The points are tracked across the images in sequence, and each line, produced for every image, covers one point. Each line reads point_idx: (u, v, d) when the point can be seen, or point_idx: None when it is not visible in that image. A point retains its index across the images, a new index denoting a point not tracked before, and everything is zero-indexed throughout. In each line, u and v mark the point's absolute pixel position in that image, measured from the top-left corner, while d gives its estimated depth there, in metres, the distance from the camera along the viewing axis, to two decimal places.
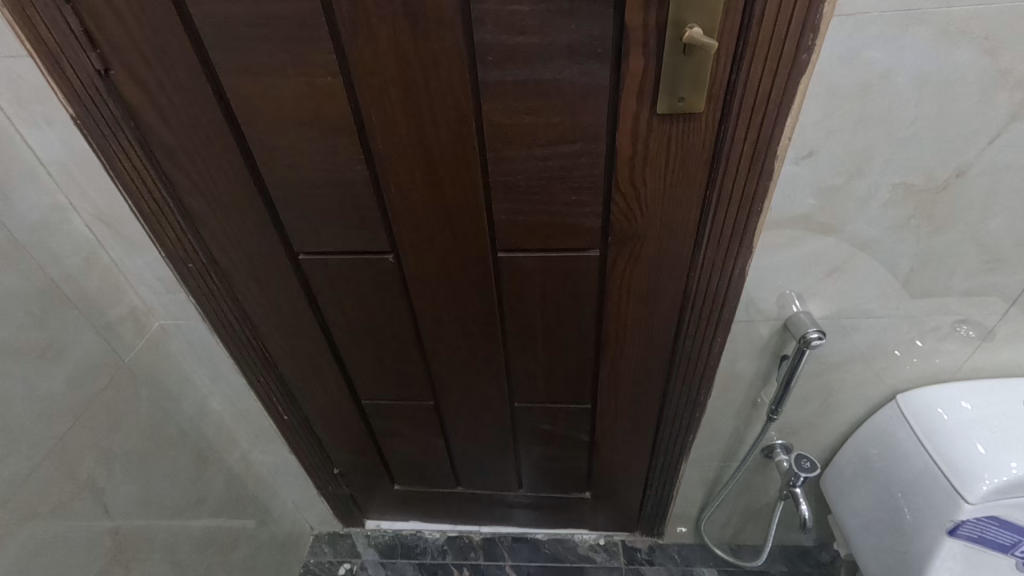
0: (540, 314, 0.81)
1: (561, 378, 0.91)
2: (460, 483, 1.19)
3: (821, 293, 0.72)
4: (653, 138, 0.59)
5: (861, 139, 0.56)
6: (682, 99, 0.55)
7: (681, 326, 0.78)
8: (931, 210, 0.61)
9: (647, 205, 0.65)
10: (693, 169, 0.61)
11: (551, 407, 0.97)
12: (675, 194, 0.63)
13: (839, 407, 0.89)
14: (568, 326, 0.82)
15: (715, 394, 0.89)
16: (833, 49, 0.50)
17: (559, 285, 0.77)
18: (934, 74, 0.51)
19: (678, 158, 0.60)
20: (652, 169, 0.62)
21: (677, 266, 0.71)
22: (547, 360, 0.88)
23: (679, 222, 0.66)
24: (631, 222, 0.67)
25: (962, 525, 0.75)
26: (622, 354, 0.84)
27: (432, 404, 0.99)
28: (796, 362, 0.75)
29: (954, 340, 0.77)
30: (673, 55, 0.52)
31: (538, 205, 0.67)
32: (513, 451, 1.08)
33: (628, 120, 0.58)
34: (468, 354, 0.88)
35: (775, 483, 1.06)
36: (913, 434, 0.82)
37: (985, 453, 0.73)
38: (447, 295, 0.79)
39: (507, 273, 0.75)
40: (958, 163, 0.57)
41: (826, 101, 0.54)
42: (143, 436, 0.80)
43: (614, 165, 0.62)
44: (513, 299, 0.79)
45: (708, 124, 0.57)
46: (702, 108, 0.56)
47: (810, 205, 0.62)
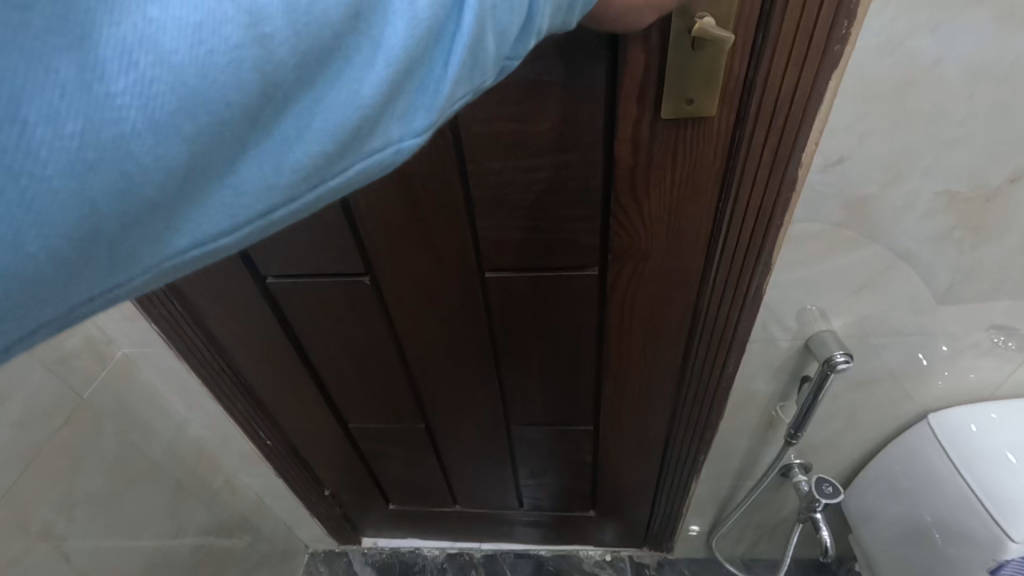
0: (536, 335, 0.74)
1: (562, 399, 0.84)
2: (458, 502, 1.14)
3: (846, 310, 0.65)
4: (657, 146, 0.51)
5: (901, 142, 0.48)
6: (690, 101, 0.47)
7: (691, 346, 0.72)
8: (978, 219, 0.53)
9: (652, 220, 0.58)
10: (704, 180, 0.54)
11: (550, 428, 0.90)
12: (684, 208, 0.56)
13: (863, 426, 0.82)
14: (566, 348, 0.75)
15: (727, 414, 0.82)
16: (870, 38, 0.42)
17: (555, 305, 0.70)
18: (992, 66, 0.43)
19: (686, 168, 0.53)
20: (657, 180, 0.54)
21: (686, 284, 0.64)
22: (545, 381, 0.81)
23: (688, 238, 0.59)
24: (633, 238, 0.60)
25: (1007, 564, 0.67)
26: (627, 375, 0.78)
27: (423, 426, 0.93)
28: (819, 387, 0.67)
29: (994, 356, 0.70)
30: (679, 52, 0.44)
31: (528, 222, 0.60)
32: (512, 471, 1.02)
33: (627, 127, 0.50)
34: (459, 376, 0.81)
35: (792, 501, 1.00)
36: (947, 461, 0.74)
37: (1016, 462, 0.70)
38: (432, 317, 0.72)
39: (496, 294, 0.69)
40: (1014, 166, 0.49)
41: (860, 101, 0.46)
42: (109, 474, 0.74)
43: (612, 177, 0.54)
44: (506, 319, 0.72)
45: (720, 129, 0.49)
46: (713, 111, 0.48)
47: (838, 217, 0.55)
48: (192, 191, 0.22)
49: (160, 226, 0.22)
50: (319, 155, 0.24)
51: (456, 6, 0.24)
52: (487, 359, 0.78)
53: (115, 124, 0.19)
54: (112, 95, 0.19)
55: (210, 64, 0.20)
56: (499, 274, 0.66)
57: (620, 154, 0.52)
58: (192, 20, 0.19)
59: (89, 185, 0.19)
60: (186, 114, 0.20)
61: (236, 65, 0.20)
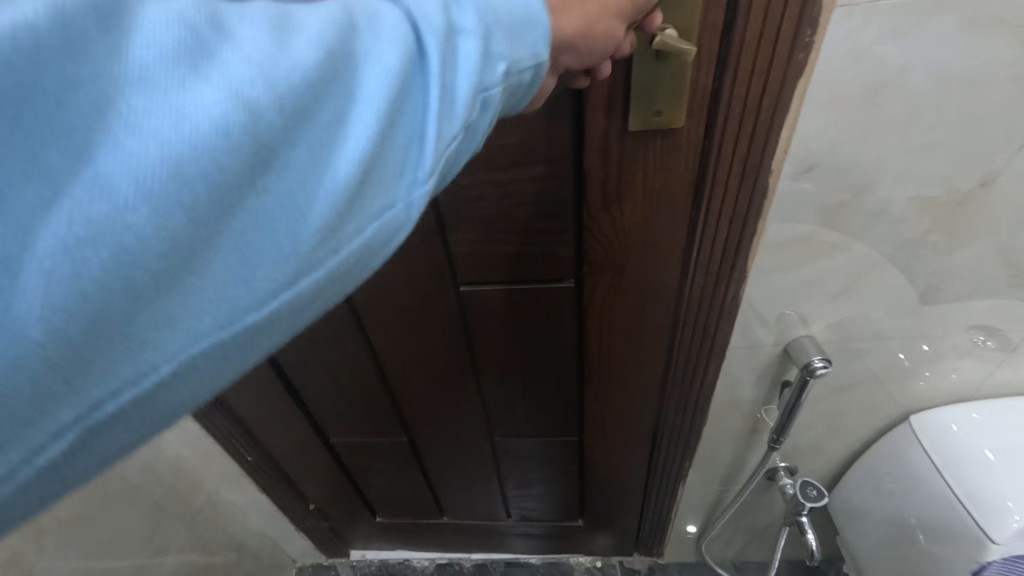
0: (516, 348, 0.73)
1: (545, 410, 0.83)
2: (445, 514, 1.13)
3: (825, 316, 0.64)
4: (627, 158, 0.51)
5: (871, 149, 0.48)
6: (659, 112, 0.46)
7: (671, 356, 0.71)
8: (951, 223, 0.53)
9: (626, 233, 0.57)
10: (677, 192, 0.53)
11: (533, 441, 0.90)
12: (658, 220, 0.55)
13: (846, 429, 0.82)
14: (546, 360, 0.75)
15: (711, 420, 0.82)
16: (834, 45, 0.42)
17: (533, 318, 0.69)
18: (958, 72, 0.42)
19: (658, 179, 0.52)
20: (629, 193, 0.53)
21: (664, 295, 0.64)
22: (527, 393, 0.80)
23: (664, 250, 0.58)
24: (608, 251, 0.59)
25: (988, 567, 0.68)
26: (609, 386, 0.77)
27: (406, 441, 0.92)
28: (800, 392, 0.67)
29: (974, 357, 0.70)
30: (644, 64, 0.44)
31: (500, 236, 0.60)
32: (498, 483, 1.01)
33: (596, 140, 0.49)
34: (440, 390, 0.80)
35: (779, 504, 0.99)
36: (927, 460, 0.75)
37: (996, 460, 0.70)
38: (408, 333, 0.71)
39: (472, 308, 0.68)
40: (984, 171, 0.49)
41: (828, 109, 0.45)
42: (80, 498, 0.71)
43: (584, 190, 0.54)
44: (484, 332, 0.71)
45: (691, 141, 0.49)
46: (683, 122, 0.47)
47: (811, 224, 0.54)
48: (199, 263, 0.20)
49: (163, 317, 0.20)
50: (331, 216, 0.22)
51: (431, 50, 0.25)
52: (468, 372, 0.77)
53: (110, 207, 0.18)
54: (106, 180, 0.18)
55: (194, 123, 0.19)
56: (476, 287, 0.66)
57: (592, 168, 0.52)
58: (172, 94, 0.19)
59: (83, 268, 0.18)
60: (181, 180, 0.19)
61: (227, 127, 0.20)
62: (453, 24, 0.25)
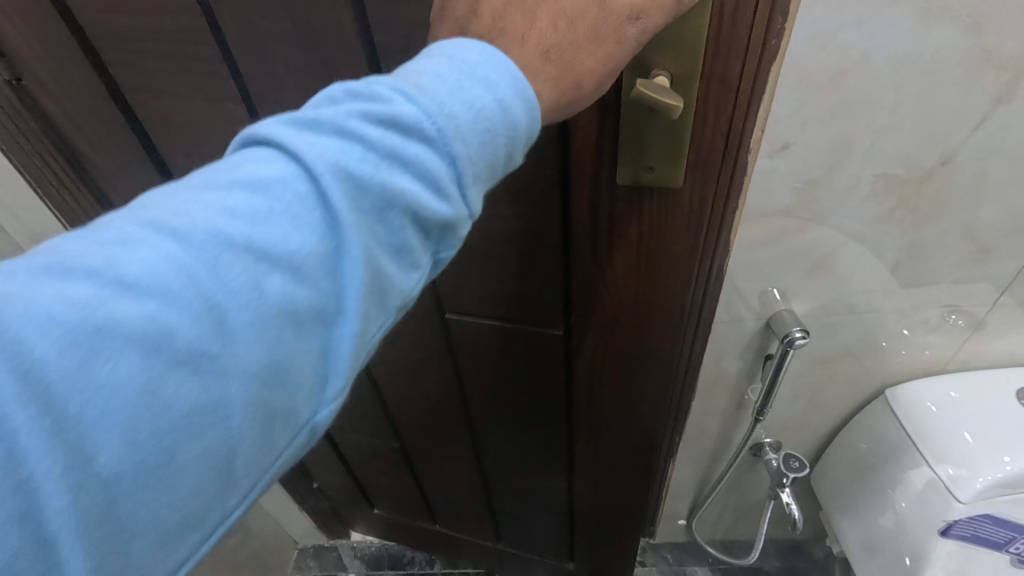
0: (508, 374, 0.78)
1: (535, 437, 0.87)
2: (437, 522, 1.18)
3: (804, 291, 0.69)
4: (618, 208, 0.54)
5: (838, 129, 0.52)
6: (650, 166, 0.49)
7: (653, 403, 0.74)
8: (915, 200, 0.58)
9: (615, 283, 0.61)
10: (674, 247, 0.56)
11: (523, 471, 0.95)
12: (651, 272, 0.58)
13: (825, 404, 0.86)
14: (534, 391, 0.79)
15: (699, 395, 0.87)
16: (803, 30, 0.47)
17: (525, 352, 0.73)
18: (915, 56, 0.47)
19: (656, 234, 0.55)
20: (621, 243, 0.57)
21: (655, 343, 0.66)
22: (516, 423, 0.86)
23: (659, 299, 0.61)
24: (596, 300, 0.63)
25: (954, 525, 0.75)
26: (596, 425, 0.80)
27: (399, 447, 1.00)
28: (780, 363, 0.72)
29: (943, 333, 0.74)
30: (636, 112, 0.46)
31: (489, 272, 0.65)
32: (490, 504, 1.07)
33: (582, 198, 0.54)
34: (432, 395, 0.86)
35: (765, 481, 1.04)
36: (904, 435, 0.79)
37: (972, 441, 0.75)
38: (400, 345, 0.79)
39: (460, 334, 0.74)
40: (942, 150, 0.53)
41: (799, 90, 0.50)
42: None
43: (572, 240, 0.58)
44: (473, 354, 0.76)
45: (689, 200, 0.52)
46: (675, 176, 0.50)
47: (788, 199, 0.59)
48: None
49: None
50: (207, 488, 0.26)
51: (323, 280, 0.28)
52: (463, 389, 0.83)
53: None
54: None
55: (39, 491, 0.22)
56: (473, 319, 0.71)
57: (578, 225, 0.56)
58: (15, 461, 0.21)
59: None
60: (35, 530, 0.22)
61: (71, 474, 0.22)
62: (366, 219, 0.28)
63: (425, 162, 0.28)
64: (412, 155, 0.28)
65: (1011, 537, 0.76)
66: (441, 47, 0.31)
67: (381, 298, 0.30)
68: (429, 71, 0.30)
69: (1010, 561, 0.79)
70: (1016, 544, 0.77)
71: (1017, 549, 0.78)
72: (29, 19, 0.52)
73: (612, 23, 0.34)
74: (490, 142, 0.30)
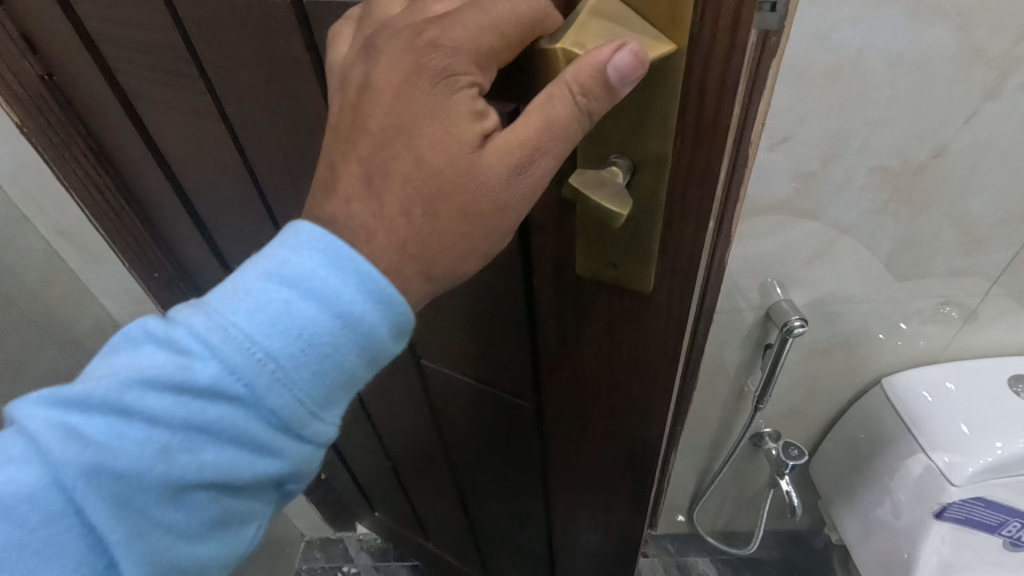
0: (485, 427, 0.74)
1: (514, 492, 0.82)
2: (429, 539, 1.18)
3: (802, 281, 0.71)
4: (587, 301, 0.46)
5: (835, 124, 0.55)
6: (614, 266, 0.41)
7: (617, 497, 0.65)
8: (909, 192, 0.60)
9: (585, 377, 0.53)
10: (651, 355, 0.47)
11: (504, 519, 0.92)
12: (622, 377, 0.50)
13: (823, 394, 0.89)
14: (509, 450, 0.75)
15: (701, 384, 0.89)
16: (801, 31, 0.49)
17: (503, 413, 0.69)
18: (908, 54, 0.50)
19: (630, 338, 0.46)
20: (592, 338, 0.49)
21: (633, 443, 0.57)
22: (495, 474, 0.82)
23: (633, 405, 0.53)
24: (567, 387, 0.56)
25: (948, 507, 0.77)
26: (565, 496, 0.73)
27: (391, 464, 0.99)
28: (780, 352, 0.74)
29: (937, 322, 0.77)
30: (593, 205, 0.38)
31: (460, 331, 0.60)
32: (476, 541, 1.05)
33: (549, 280, 0.47)
34: (417, 422, 0.83)
35: (764, 471, 1.06)
36: (899, 421, 0.82)
37: (969, 433, 0.76)
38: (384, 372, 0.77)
39: (438, 380, 0.71)
40: (934, 144, 0.56)
41: (797, 85, 0.53)
42: None
43: (538, 324, 0.52)
44: (450, 401, 0.73)
45: (665, 309, 0.42)
46: (642, 280, 0.41)
47: (788, 191, 0.61)
48: None
49: None
50: None
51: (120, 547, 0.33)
52: (446, 429, 0.81)
53: None
54: None
55: None
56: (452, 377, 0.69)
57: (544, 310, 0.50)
58: None
59: None
60: None
61: None
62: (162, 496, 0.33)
63: (228, 422, 0.33)
64: (218, 420, 0.33)
65: (1003, 520, 0.78)
66: (273, 251, 0.34)
67: (186, 551, 0.35)
68: (249, 291, 0.33)
69: (1003, 544, 0.82)
70: (1008, 527, 0.79)
71: (1010, 533, 0.80)
72: (44, 19, 0.52)
73: (494, 180, 0.34)
74: (324, 368, 0.34)
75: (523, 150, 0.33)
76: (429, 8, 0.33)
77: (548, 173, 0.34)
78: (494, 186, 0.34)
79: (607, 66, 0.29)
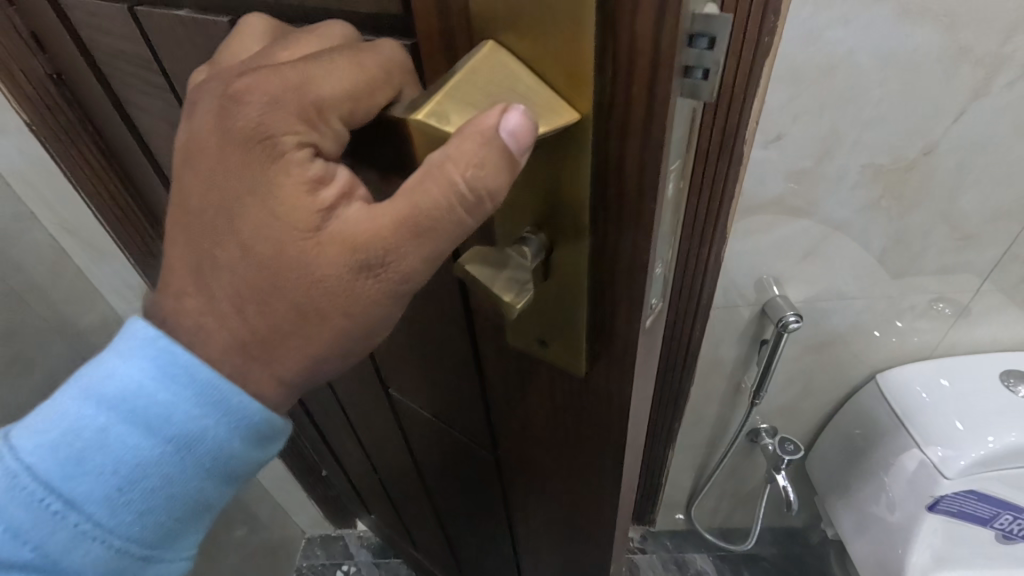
0: (453, 460, 0.71)
1: (486, 522, 0.80)
2: (419, 549, 1.17)
3: (796, 277, 0.72)
4: (527, 369, 0.41)
5: (827, 122, 0.56)
6: (545, 344, 0.37)
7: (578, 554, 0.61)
8: (900, 189, 0.62)
9: (531, 437, 0.49)
10: (589, 431, 0.42)
11: (478, 546, 0.90)
12: (566, 446, 0.46)
13: (819, 389, 0.90)
14: (477, 486, 0.72)
15: (698, 380, 0.90)
16: (794, 30, 0.50)
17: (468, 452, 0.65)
18: (898, 53, 0.51)
19: (569, 411, 0.41)
20: (534, 404, 0.44)
21: (585, 512, 0.52)
22: (467, 504, 0.80)
23: (580, 477, 0.48)
24: (517, 441, 0.52)
25: (941, 500, 0.78)
26: (532, 537, 0.70)
27: (378, 478, 0.99)
28: (775, 347, 0.75)
29: (930, 319, 0.78)
30: None
31: (417, 371, 0.57)
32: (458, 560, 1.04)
33: (487, 337, 0.42)
34: (394, 445, 0.81)
35: (761, 467, 1.07)
36: (892, 414, 0.83)
37: (963, 429, 0.77)
38: (359, 395, 0.75)
39: (405, 411, 0.69)
40: (924, 142, 0.57)
41: (790, 84, 0.54)
42: None
43: (484, 379, 0.48)
44: (419, 432, 0.71)
45: (601, 389, 0.37)
46: (575, 361, 0.36)
47: (782, 188, 0.62)
48: None
49: None
50: None
51: None
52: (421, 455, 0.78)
53: None
54: None
55: None
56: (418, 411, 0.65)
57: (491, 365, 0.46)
58: None
59: None
60: None
61: None
62: None
63: None
64: None
65: (995, 513, 0.79)
66: (83, 377, 0.36)
67: None
68: (66, 415, 0.35)
69: (995, 537, 0.83)
70: (1000, 520, 0.80)
71: (1002, 526, 0.81)
72: (42, 18, 0.51)
73: (332, 274, 0.31)
74: (145, 504, 0.36)
75: (376, 248, 0.30)
76: (274, 55, 0.30)
77: (407, 273, 0.31)
78: (338, 286, 0.31)
79: (499, 131, 0.25)
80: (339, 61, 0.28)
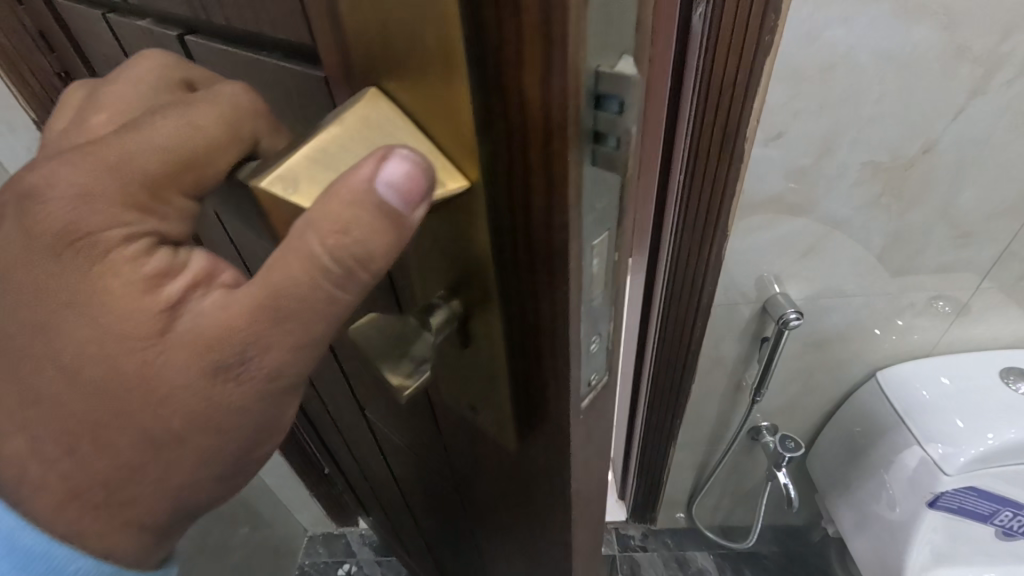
0: (424, 486, 0.69)
1: (461, 547, 0.78)
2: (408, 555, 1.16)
3: (797, 275, 0.73)
4: (470, 424, 0.39)
5: (827, 120, 0.57)
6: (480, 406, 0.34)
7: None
8: (900, 187, 0.62)
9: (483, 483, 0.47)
10: (533, 494, 0.38)
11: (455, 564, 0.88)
12: (514, 500, 0.43)
13: (820, 387, 0.90)
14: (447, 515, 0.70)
15: (698, 379, 0.90)
16: (793, 29, 0.51)
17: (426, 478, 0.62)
18: (896, 52, 0.51)
19: (513, 470, 0.38)
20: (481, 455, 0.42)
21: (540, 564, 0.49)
22: (441, 527, 0.78)
23: (532, 533, 0.44)
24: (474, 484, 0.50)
25: (941, 496, 0.78)
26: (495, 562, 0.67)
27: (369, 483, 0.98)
28: (776, 344, 0.76)
29: (930, 316, 0.78)
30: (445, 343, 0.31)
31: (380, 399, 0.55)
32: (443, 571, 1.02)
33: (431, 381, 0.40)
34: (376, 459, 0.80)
35: (762, 465, 1.08)
36: (891, 412, 0.83)
37: (964, 427, 0.77)
38: (341, 408, 0.74)
39: (378, 434, 0.67)
40: (924, 140, 0.58)
41: (789, 84, 0.54)
42: None
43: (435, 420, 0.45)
44: (392, 454, 0.69)
45: (540, 458, 0.34)
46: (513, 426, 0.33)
47: (782, 186, 0.63)
48: None
49: None
50: None
51: None
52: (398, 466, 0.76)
53: None
54: None
55: None
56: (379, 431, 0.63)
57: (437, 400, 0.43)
58: None
59: None
60: None
61: None
62: None
63: None
64: None
65: (995, 509, 0.80)
66: None
67: None
68: None
69: (995, 533, 0.83)
70: (1000, 516, 0.80)
71: (1002, 522, 0.81)
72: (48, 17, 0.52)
73: (178, 381, 0.28)
74: None
75: (232, 346, 0.28)
76: (92, 127, 0.32)
77: (271, 371, 0.29)
78: (186, 396, 0.29)
79: (379, 182, 0.22)
80: (162, 121, 0.27)
